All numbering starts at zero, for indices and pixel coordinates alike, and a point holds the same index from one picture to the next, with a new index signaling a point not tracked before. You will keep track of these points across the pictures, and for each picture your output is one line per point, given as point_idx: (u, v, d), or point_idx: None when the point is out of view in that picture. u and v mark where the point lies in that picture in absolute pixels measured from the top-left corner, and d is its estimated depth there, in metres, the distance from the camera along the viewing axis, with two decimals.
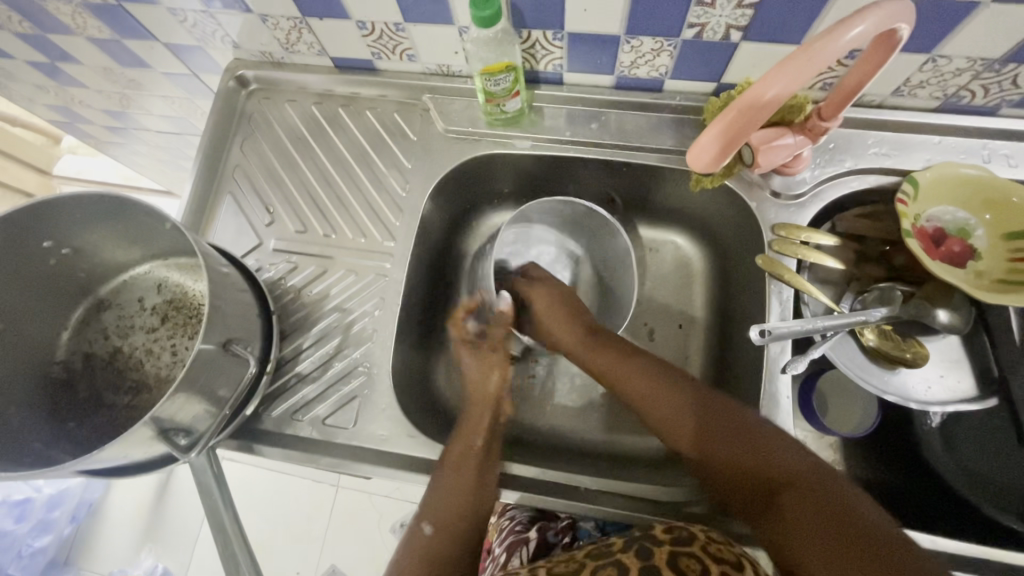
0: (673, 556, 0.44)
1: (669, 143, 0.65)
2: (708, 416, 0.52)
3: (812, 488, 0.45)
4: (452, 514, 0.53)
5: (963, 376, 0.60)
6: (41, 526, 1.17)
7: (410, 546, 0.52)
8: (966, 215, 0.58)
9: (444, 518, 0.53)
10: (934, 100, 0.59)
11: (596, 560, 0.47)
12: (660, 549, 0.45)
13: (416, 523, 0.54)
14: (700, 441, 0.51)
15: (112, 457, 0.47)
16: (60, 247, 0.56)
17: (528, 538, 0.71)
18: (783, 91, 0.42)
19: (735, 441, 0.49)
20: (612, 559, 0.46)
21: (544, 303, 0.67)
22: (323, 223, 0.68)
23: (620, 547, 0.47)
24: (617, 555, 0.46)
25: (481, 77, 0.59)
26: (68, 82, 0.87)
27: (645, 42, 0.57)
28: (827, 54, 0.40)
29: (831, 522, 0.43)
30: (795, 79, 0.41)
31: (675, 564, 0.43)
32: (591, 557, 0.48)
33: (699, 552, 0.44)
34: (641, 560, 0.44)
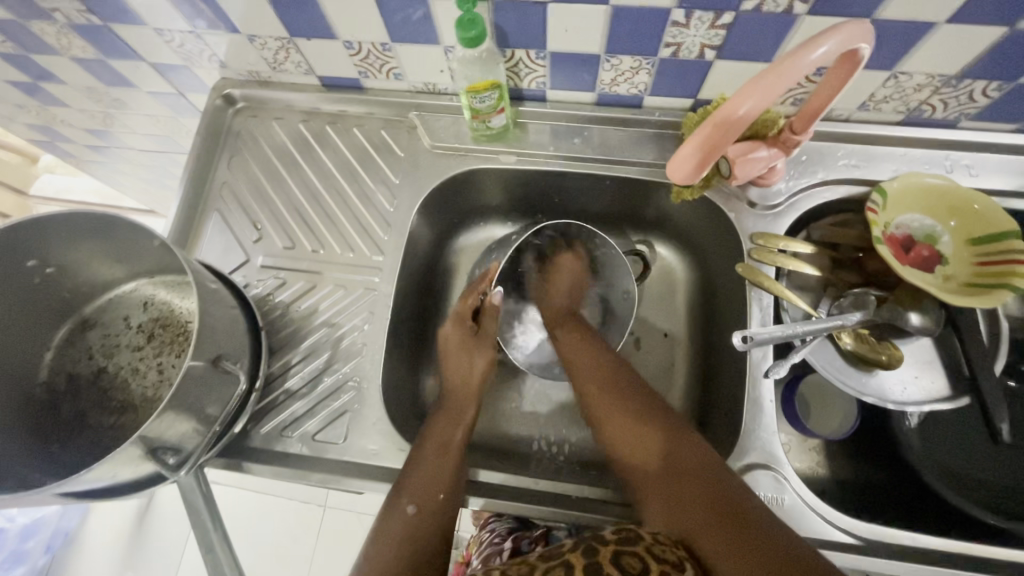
0: (617, 556, 0.43)
1: (650, 157, 0.68)
2: (635, 412, 0.56)
3: (719, 495, 0.46)
4: (437, 500, 0.53)
5: (936, 377, 0.62)
6: (13, 558, 1.14)
7: (384, 529, 0.51)
8: (933, 223, 0.61)
9: (428, 499, 0.53)
10: (898, 113, 0.62)
11: (544, 561, 0.45)
12: (605, 548, 0.44)
13: (396, 503, 0.53)
14: (637, 439, 0.54)
15: (99, 478, 0.46)
16: (45, 266, 0.55)
17: (503, 547, 0.70)
18: (754, 108, 0.44)
19: (673, 445, 0.52)
20: (561, 559, 0.44)
21: (567, 280, 0.73)
22: (311, 239, 0.69)
23: (569, 548, 0.46)
24: (563, 556, 0.44)
25: (467, 95, 0.61)
26: (49, 101, 0.87)
27: (624, 60, 0.59)
28: (794, 72, 0.42)
29: (729, 524, 0.44)
30: (763, 98, 0.43)
31: (618, 562, 0.42)
32: (542, 557, 0.46)
33: (643, 552, 0.43)
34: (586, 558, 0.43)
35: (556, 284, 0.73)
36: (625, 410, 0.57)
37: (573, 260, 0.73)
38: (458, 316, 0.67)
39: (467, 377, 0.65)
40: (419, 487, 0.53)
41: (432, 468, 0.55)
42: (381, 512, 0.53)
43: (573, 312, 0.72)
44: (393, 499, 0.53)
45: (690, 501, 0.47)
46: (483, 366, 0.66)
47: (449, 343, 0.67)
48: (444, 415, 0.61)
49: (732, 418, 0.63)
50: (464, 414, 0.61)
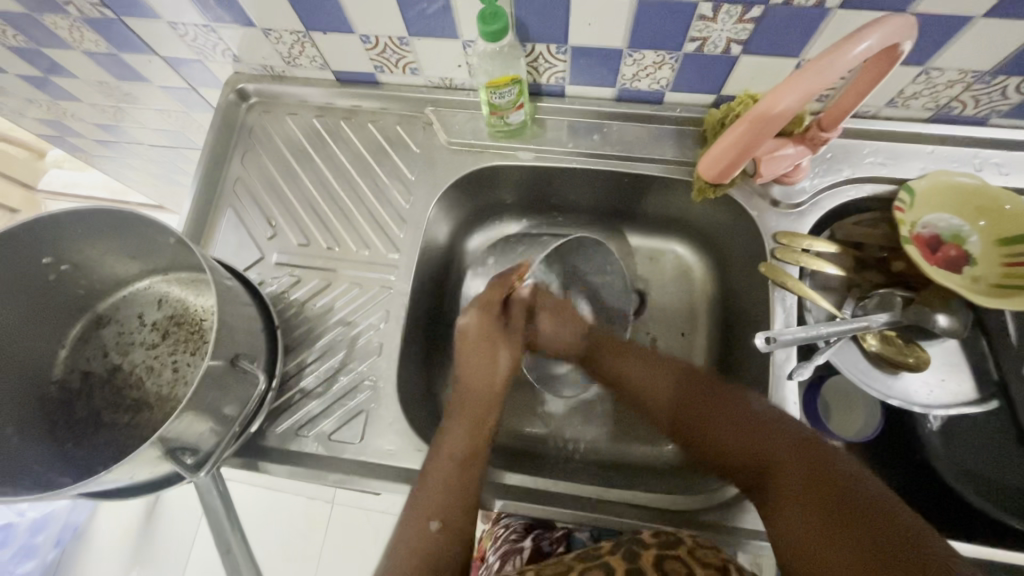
0: (660, 559, 0.44)
1: (671, 154, 0.66)
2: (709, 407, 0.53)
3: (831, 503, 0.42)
4: (453, 505, 0.51)
5: (963, 379, 0.60)
6: (24, 551, 1.12)
7: (410, 538, 0.49)
8: (961, 222, 0.60)
9: (455, 520, 0.50)
10: (927, 111, 0.61)
11: (584, 561, 0.46)
12: (646, 552, 0.45)
13: (424, 521, 0.50)
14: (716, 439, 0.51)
15: (117, 479, 0.46)
16: (60, 263, 0.55)
17: (522, 547, 0.68)
18: (791, 105, 0.43)
19: (737, 429, 0.50)
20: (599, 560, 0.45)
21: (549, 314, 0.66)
22: (327, 236, 0.68)
23: (608, 548, 0.47)
24: (604, 557, 0.46)
25: (487, 90, 0.59)
26: (59, 96, 0.86)
27: (647, 55, 0.58)
28: (833, 68, 0.41)
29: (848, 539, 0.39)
30: (800, 95, 0.42)
31: (661, 565, 0.43)
32: (579, 558, 0.47)
33: (684, 554, 0.45)
34: (627, 562, 0.44)
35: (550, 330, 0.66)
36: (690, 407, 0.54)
37: (552, 316, 0.66)
38: (485, 304, 0.64)
39: (490, 375, 0.61)
40: (456, 508, 0.51)
41: (457, 474, 0.53)
42: (406, 520, 0.50)
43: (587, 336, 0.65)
44: (421, 513, 0.51)
45: (779, 495, 0.45)
46: (508, 364, 0.62)
47: (472, 335, 0.63)
48: (467, 413, 0.58)
49: None
50: (486, 421, 0.58)
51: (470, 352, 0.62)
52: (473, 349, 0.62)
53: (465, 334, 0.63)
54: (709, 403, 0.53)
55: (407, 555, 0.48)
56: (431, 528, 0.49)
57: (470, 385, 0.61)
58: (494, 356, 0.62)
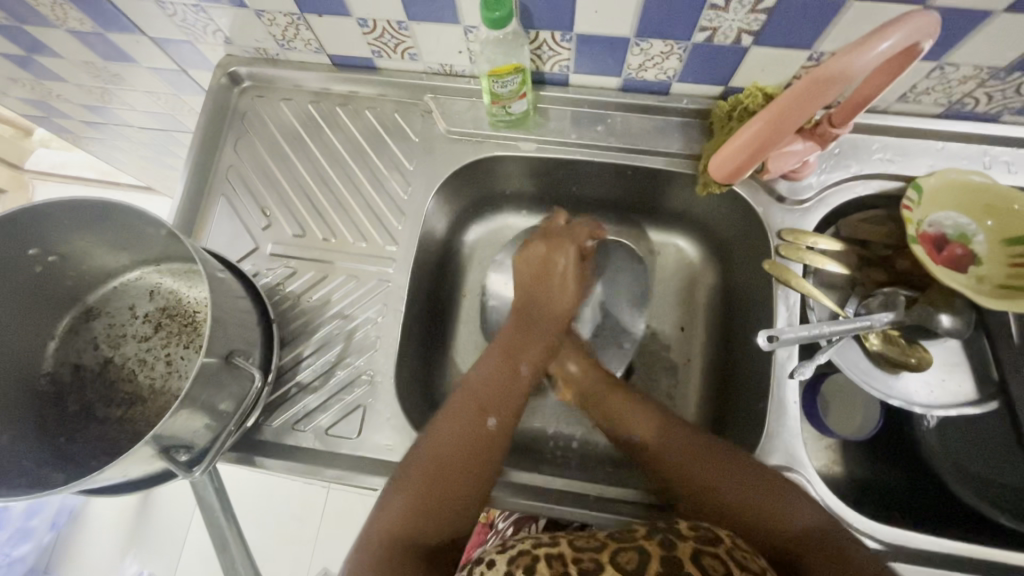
0: (697, 553, 0.42)
1: (676, 147, 0.65)
2: (695, 453, 0.53)
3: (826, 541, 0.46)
4: (495, 402, 0.54)
5: (962, 379, 0.60)
6: (20, 534, 1.15)
7: (456, 433, 0.51)
8: (968, 221, 0.59)
9: (506, 419, 0.53)
10: (938, 106, 0.59)
11: (618, 540, 0.44)
12: (684, 543, 0.43)
13: (479, 418, 0.52)
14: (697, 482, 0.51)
15: (111, 478, 0.45)
16: (47, 255, 0.53)
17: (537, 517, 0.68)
18: None
19: (742, 478, 0.50)
20: (633, 542, 0.43)
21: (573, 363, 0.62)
22: (322, 227, 0.66)
23: (643, 533, 0.45)
24: (636, 540, 0.44)
25: (488, 79, 0.58)
26: (44, 75, 0.83)
27: (655, 44, 0.56)
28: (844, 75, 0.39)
29: None
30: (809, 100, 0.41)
31: (700, 562, 0.41)
32: (612, 536, 0.45)
33: (723, 555, 0.42)
34: (663, 549, 0.42)
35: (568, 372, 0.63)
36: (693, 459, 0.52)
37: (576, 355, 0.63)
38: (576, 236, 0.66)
39: (551, 303, 0.63)
40: (507, 411, 0.54)
41: (507, 382, 0.56)
42: (459, 418, 0.52)
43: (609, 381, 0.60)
44: (476, 410, 0.53)
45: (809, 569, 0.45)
46: (575, 292, 0.64)
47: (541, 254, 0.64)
48: (530, 322, 0.61)
49: (753, 417, 0.62)
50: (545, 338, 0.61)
51: (541, 264, 0.64)
52: (540, 262, 0.64)
53: (537, 246, 0.65)
54: (684, 437, 0.54)
55: (450, 449, 0.50)
56: (482, 425, 0.52)
57: (540, 301, 0.63)
58: (563, 259, 0.64)
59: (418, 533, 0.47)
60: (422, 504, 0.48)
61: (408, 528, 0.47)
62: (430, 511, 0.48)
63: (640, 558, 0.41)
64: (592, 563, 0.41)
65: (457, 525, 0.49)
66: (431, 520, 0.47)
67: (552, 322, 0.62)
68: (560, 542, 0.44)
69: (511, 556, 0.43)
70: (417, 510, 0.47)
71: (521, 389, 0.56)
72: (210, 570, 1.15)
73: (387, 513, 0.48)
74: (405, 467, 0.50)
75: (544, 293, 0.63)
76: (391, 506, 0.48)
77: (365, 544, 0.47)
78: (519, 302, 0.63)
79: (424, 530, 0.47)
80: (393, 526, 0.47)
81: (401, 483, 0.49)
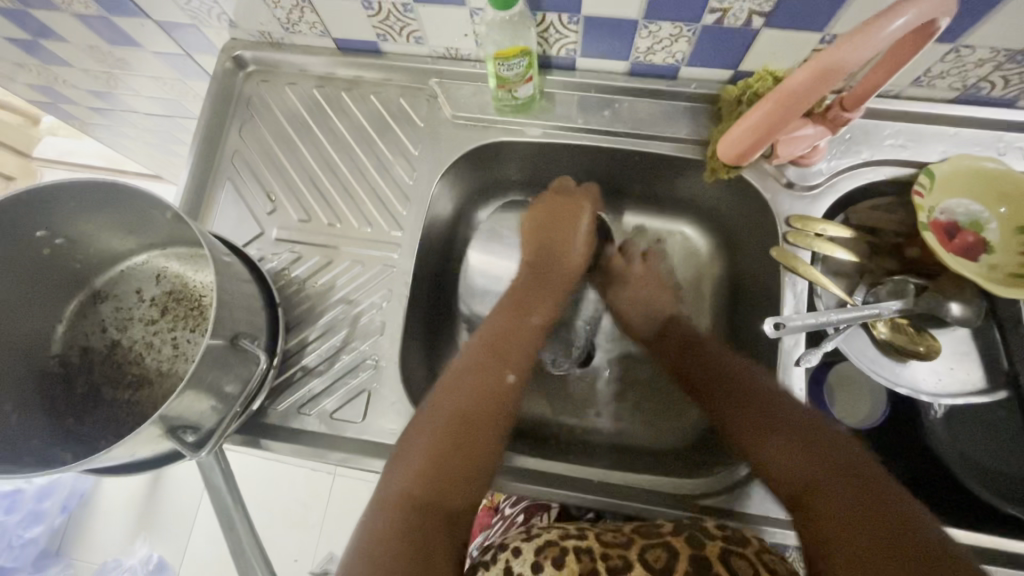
0: (725, 553, 0.43)
1: (684, 132, 0.64)
2: (741, 403, 0.53)
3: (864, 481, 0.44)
4: (513, 354, 0.56)
5: (972, 368, 0.60)
6: (32, 517, 1.16)
7: (476, 382, 0.53)
8: (980, 208, 0.58)
9: (523, 373, 0.56)
10: (953, 90, 0.58)
11: (644, 537, 0.45)
12: (712, 542, 0.44)
13: (498, 371, 0.54)
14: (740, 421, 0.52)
15: (118, 457, 0.45)
16: (54, 237, 0.53)
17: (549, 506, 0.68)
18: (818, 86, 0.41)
19: (811, 456, 0.47)
20: (660, 539, 0.44)
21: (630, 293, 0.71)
22: (327, 212, 0.66)
23: (670, 530, 0.46)
24: (664, 537, 0.45)
25: (495, 61, 0.57)
26: (50, 60, 0.83)
27: (663, 27, 0.55)
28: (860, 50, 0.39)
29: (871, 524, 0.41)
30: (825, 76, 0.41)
31: (730, 563, 0.42)
32: (639, 532, 0.46)
33: (751, 555, 0.43)
34: (692, 547, 0.43)
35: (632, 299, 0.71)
36: (744, 408, 0.53)
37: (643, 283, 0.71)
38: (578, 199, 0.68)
39: (562, 256, 0.67)
40: (522, 364, 0.57)
41: (523, 335, 0.59)
42: (479, 370, 0.54)
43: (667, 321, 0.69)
44: (495, 363, 0.55)
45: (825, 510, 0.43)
46: (581, 251, 0.68)
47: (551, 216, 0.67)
48: (542, 284, 0.65)
49: None
50: (552, 301, 0.64)
51: (553, 212, 0.68)
52: (550, 213, 0.68)
53: (547, 199, 0.68)
54: (735, 388, 0.55)
55: (472, 400, 0.52)
56: (502, 377, 0.54)
57: (548, 255, 0.67)
58: (575, 219, 0.67)
59: (443, 492, 0.47)
60: (445, 457, 0.48)
61: (433, 483, 0.47)
62: (455, 466, 0.48)
63: (668, 557, 0.42)
64: (620, 560, 0.43)
65: (478, 486, 0.49)
66: (455, 476, 0.48)
67: (559, 279, 0.66)
68: (587, 535, 0.46)
69: (537, 544, 0.45)
70: (442, 465, 0.48)
71: (534, 338, 0.60)
72: (217, 553, 1.17)
73: (408, 470, 0.48)
74: (427, 412, 0.51)
75: (557, 255, 0.67)
76: (413, 463, 0.48)
77: (384, 494, 0.47)
78: (530, 259, 0.67)
79: (449, 489, 0.47)
80: (417, 484, 0.47)
81: (423, 439, 0.49)
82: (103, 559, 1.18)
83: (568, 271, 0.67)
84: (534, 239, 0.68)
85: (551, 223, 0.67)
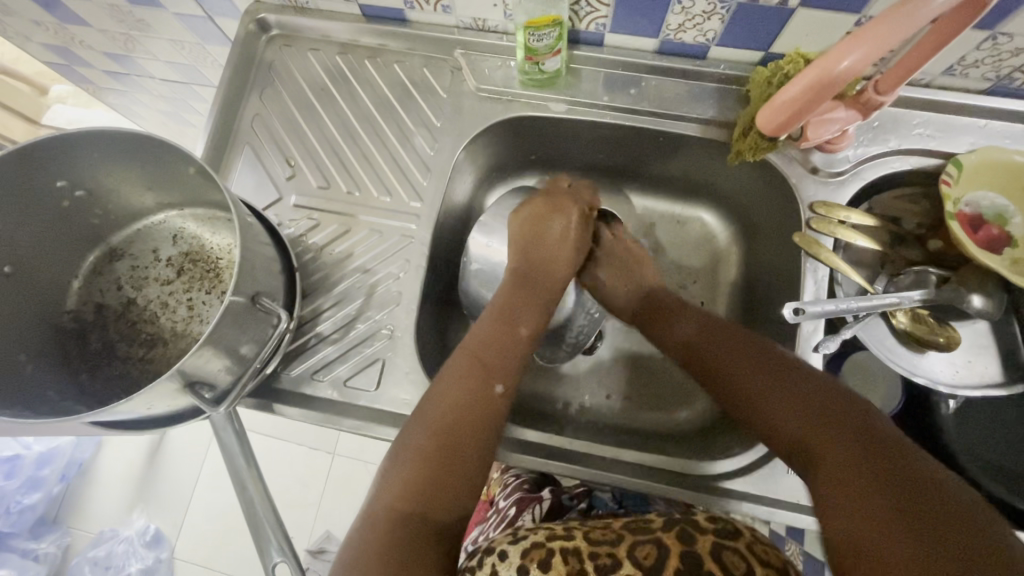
0: (716, 548, 0.40)
1: (710, 113, 0.63)
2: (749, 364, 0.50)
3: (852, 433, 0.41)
4: (500, 364, 0.55)
5: (990, 362, 0.59)
6: (30, 483, 1.16)
7: (465, 397, 0.51)
8: (1006, 202, 0.57)
9: (510, 384, 0.54)
10: (985, 80, 0.58)
11: (635, 532, 0.43)
12: (702, 536, 0.41)
13: (488, 382, 0.52)
14: (741, 380, 0.50)
15: (136, 410, 0.45)
16: (74, 189, 0.53)
17: (542, 498, 0.70)
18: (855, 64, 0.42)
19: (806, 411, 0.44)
20: (650, 535, 0.42)
21: (609, 270, 0.68)
22: (347, 180, 0.66)
23: (659, 525, 0.43)
24: (654, 531, 0.43)
25: (526, 30, 0.57)
26: (67, 19, 0.82)
27: (697, 3, 0.54)
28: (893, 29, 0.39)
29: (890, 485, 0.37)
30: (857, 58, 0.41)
31: (719, 558, 0.39)
32: (628, 528, 0.45)
33: (745, 550, 0.40)
34: (681, 543, 0.41)
35: (609, 282, 0.67)
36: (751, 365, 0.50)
37: (626, 246, 0.68)
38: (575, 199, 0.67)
39: (549, 265, 0.64)
40: (511, 376, 0.55)
41: (511, 345, 0.56)
42: (468, 380, 0.52)
43: (648, 292, 0.66)
44: (481, 373, 0.53)
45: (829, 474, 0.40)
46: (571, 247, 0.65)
47: (536, 215, 0.65)
48: (529, 286, 0.62)
49: None
50: (540, 303, 0.61)
51: (539, 220, 0.65)
52: (535, 225, 0.65)
53: (538, 202, 0.66)
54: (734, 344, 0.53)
55: (460, 411, 0.50)
56: (489, 388, 0.52)
57: (536, 266, 0.63)
58: (565, 217, 0.66)
59: (429, 507, 0.45)
60: (431, 483, 0.46)
61: (419, 498, 0.45)
62: (439, 479, 0.46)
63: (658, 553, 0.40)
64: (609, 558, 0.41)
65: (464, 500, 0.47)
66: (442, 490, 0.46)
67: (550, 287, 0.63)
68: (575, 534, 0.45)
69: (524, 547, 0.44)
70: (427, 478, 0.46)
71: (522, 349, 0.57)
72: (214, 527, 1.17)
73: (394, 485, 0.46)
74: (415, 431, 0.49)
75: (545, 255, 0.64)
76: (398, 479, 0.46)
77: (373, 516, 0.45)
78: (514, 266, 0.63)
79: (435, 503, 0.45)
80: (403, 499, 0.45)
81: (409, 454, 0.48)
82: (100, 528, 1.18)
83: (559, 278, 0.64)
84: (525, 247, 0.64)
85: (532, 238, 0.64)
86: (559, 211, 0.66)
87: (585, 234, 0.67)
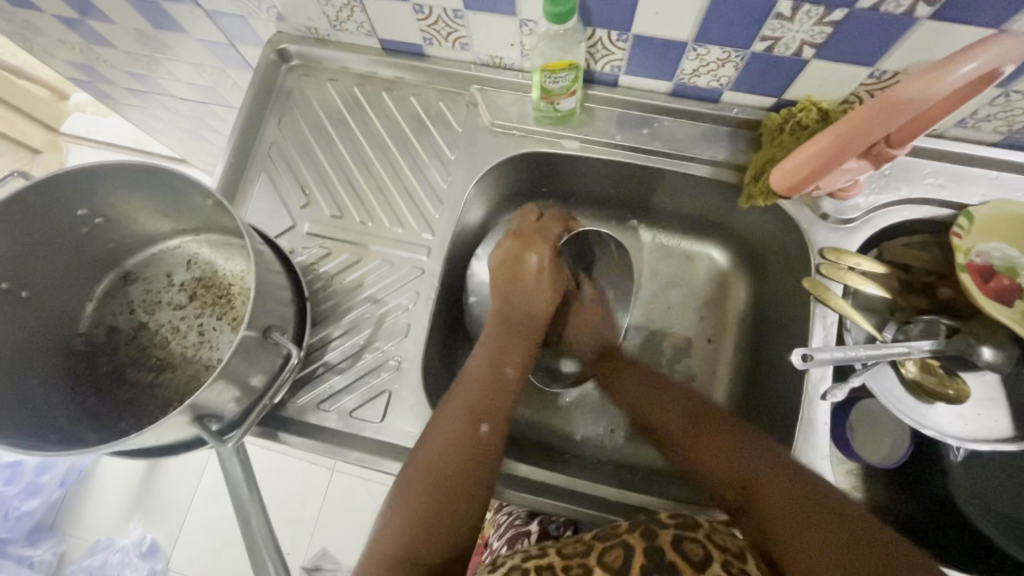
0: (678, 540, 0.44)
1: (722, 156, 0.64)
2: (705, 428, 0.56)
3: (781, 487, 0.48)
4: (485, 404, 0.54)
5: (999, 416, 0.59)
6: (30, 489, 1.16)
7: (452, 440, 0.51)
8: (1018, 253, 0.57)
9: (498, 425, 0.53)
10: (997, 134, 0.58)
11: (603, 541, 0.47)
12: (665, 530, 0.46)
13: (470, 424, 0.52)
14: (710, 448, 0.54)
15: (144, 442, 0.46)
16: (93, 216, 0.54)
17: (530, 530, 0.70)
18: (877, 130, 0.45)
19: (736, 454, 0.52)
20: (618, 539, 0.46)
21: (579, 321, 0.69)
22: (360, 209, 0.66)
23: (626, 527, 0.47)
24: (622, 537, 0.46)
25: (542, 73, 0.58)
26: (93, 40, 0.84)
27: (712, 51, 0.55)
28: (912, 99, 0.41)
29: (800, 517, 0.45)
30: (878, 124, 0.44)
31: (680, 548, 0.44)
32: (597, 537, 0.48)
33: (703, 539, 0.45)
34: (646, 540, 0.45)
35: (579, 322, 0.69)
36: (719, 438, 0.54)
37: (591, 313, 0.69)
38: (543, 228, 0.67)
39: (531, 305, 0.64)
40: (497, 416, 0.54)
41: (498, 387, 0.56)
42: (448, 423, 0.52)
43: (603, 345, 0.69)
44: (467, 415, 0.53)
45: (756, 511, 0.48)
46: (549, 282, 0.65)
47: (512, 252, 0.66)
48: (512, 330, 0.62)
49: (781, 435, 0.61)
50: (522, 342, 0.61)
51: (512, 260, 0.65)
52: (510, 264, 0.65)
53: (509, 245, 0.66)
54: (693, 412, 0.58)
55: (442, 455, 0.50)
56: (474, 429, 0.52)
57: (515, 306, 0.63)
58: (539, 254, 0.65)
59: (418, 550, 0.45)
60: (423, 533, 0.46)
61: (410, 542, 0.45)
62: (432, 526, 0.46)
63: (625, 556, 0.44)
64: (580, 567, 0.44)
65: (457, 540, 0.47)
66: (430, 534, 0.46)
67: (531, 324, 0.63)
68: (549, 552, 0.47)
69: (504, 570, 0.45)
70: (417, 527, 0.46)
71: (510, 391, 0.57)
72: (210, 541, 1.16)
73: (386, 530, 0.47)
74: (405, 476, 0.49)
75: (524, 295, 0.64)
76: (389, 524, 0.47)
77: (368, 564, 0.46)
78: (499, 311, 0.64)
79: (425, 545, 0.46)
80: (394, 544, 0.46)
81: (400, 501, 0.48)
82: (95, 538, 1.18)
83: (539, 314, 0.64)
84: (507, 288, 0.64)
85: (511, 277, 0.64)
86: (530, 247, 0.65)
87: (561, 265, 0.67)
